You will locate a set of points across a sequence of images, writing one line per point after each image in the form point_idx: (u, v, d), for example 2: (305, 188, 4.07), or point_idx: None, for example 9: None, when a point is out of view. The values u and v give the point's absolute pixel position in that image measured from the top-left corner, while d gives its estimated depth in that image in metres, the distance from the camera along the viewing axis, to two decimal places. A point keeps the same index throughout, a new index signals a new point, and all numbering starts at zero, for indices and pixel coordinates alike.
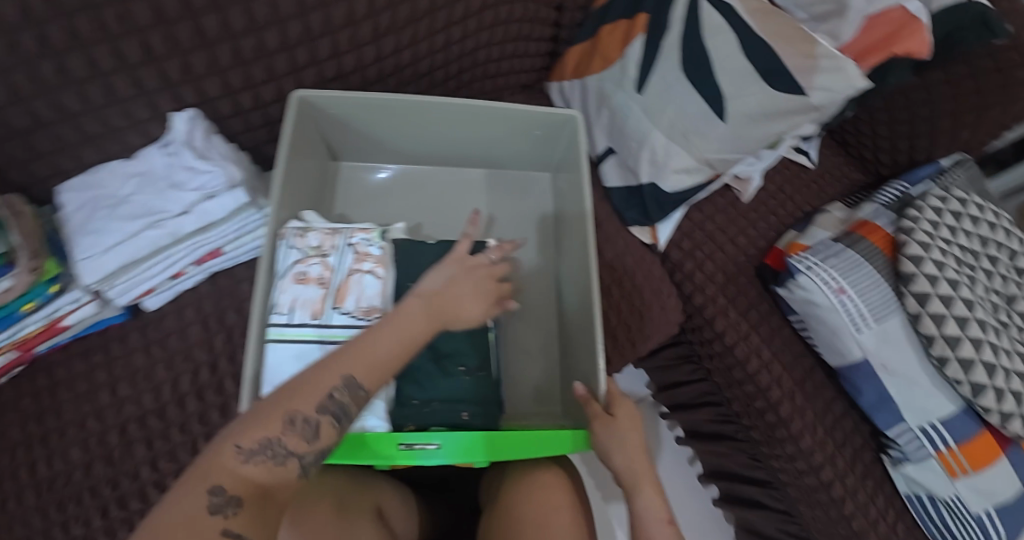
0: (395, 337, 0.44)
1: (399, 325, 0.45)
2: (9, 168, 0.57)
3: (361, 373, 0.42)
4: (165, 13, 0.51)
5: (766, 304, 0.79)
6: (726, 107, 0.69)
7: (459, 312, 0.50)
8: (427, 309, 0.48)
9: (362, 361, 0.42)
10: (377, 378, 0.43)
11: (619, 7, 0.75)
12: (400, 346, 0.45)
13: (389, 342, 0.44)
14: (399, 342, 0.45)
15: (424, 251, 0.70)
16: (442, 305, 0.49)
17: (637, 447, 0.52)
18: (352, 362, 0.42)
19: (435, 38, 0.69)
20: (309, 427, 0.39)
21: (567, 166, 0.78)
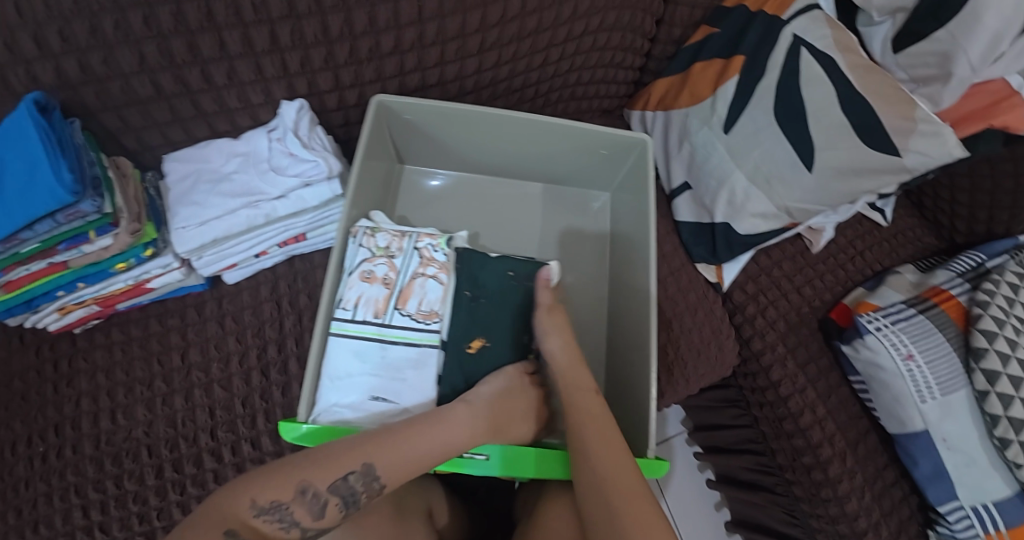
0: (425, 444, 0.47)
1: (423, 435, 0.48)
2: (125, 133, 0.60)
3: (387, 471, 0.45)
4: (297, 8, 0.54)
5: (826, 359, 0.77)
6: (814, 158, 0.68)
7: (507, 428, 0.54)
8: (478, 413, 0.51)
9: (387, 462, 0.45)
10: (395, 478, 0.45)
11: (715, 46, 0.76)
12: (429, 457, 0.47)
13: (418, 446, 0.47)
14: (424, 452, 0.47)
15: (487, 267, 0.62)
16: (460, 418, 0.50)
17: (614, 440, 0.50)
18: (383, 455, 0.45)
19: (534, 57, 0.71)
20: (331, 496, 0.42)
21: (631, 190, 0.72)
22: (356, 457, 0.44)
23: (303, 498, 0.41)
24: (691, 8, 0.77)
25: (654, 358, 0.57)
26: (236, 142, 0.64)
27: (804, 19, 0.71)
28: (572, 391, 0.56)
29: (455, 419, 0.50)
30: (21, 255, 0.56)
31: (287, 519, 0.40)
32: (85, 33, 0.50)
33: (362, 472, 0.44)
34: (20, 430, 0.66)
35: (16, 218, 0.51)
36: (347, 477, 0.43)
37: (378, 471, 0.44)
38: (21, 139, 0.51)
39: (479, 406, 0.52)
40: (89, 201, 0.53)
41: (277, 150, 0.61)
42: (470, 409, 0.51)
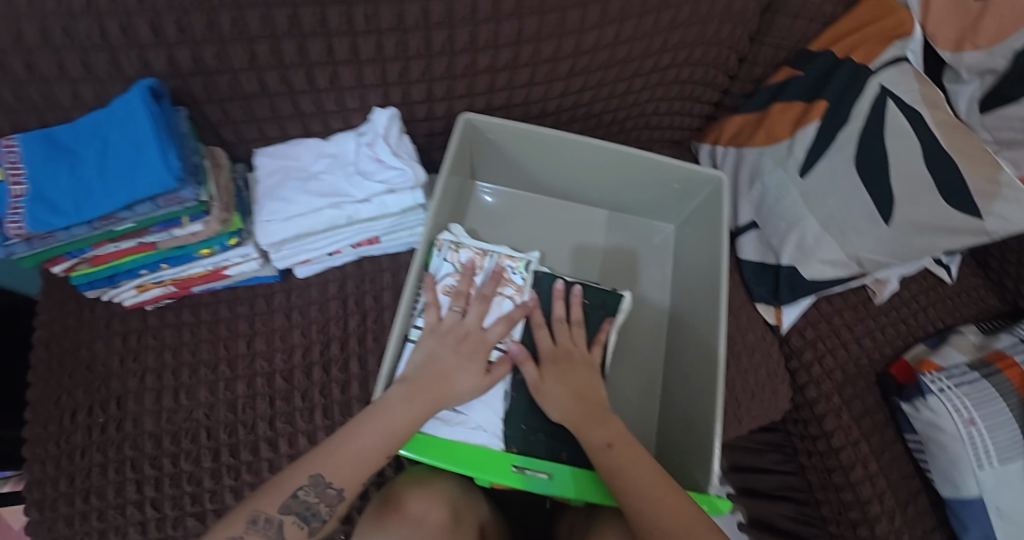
0: (389, 423, 0.48)
1: (399, 410, 0.49)
2: (224, 125, 0.62)
3: (342, 470, 0.46)
4: (405, 21, 0.56)
5: (881, 414, 0.76)
6: (892, 211, 0.68)
7: (448, 386, 0.53)
8: (409, 393, 0.51)
9: (363, 454, 0.47)
10: (349, 477, 0.46)
11: (796, 88, 0.76)
12: (397, 439, 0.48)
13: (385, 427, 0.48)
14: (398, 432, 0.49)
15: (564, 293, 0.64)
16: (436, 389, 0.52)
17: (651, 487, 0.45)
18: (339, 456, 0.47)
19: (618, 85, 0.72)
20: (334, 496, 0.46)
21: (702, 228, 0.70)
22: (330, 472, 0.46)
23: (293, 513, 0.45)
24: (775, 49, 0.77)
25: (721, 394, 0.56)
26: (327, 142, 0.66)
27: (894, 71, 0.70)
28: (584, 442, 0.51)
29: (423, 389, 0.52)
30: (115, 233, 0.57)
31: (292, 524, 0.44)
32: (204, 26, 0.53)
33: (343, 481, 0.46)
34: (83, 398, 0.69)
35: (121, 197, 0.53)
36: (335, 488, 0.46)
37: (349, 480, 0.46)
38: (133, 122, 0.54)
39: (409, 385, 0.52)
40: (190, 188, 0.55)
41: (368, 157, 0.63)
42: (444, 385, 0.53)
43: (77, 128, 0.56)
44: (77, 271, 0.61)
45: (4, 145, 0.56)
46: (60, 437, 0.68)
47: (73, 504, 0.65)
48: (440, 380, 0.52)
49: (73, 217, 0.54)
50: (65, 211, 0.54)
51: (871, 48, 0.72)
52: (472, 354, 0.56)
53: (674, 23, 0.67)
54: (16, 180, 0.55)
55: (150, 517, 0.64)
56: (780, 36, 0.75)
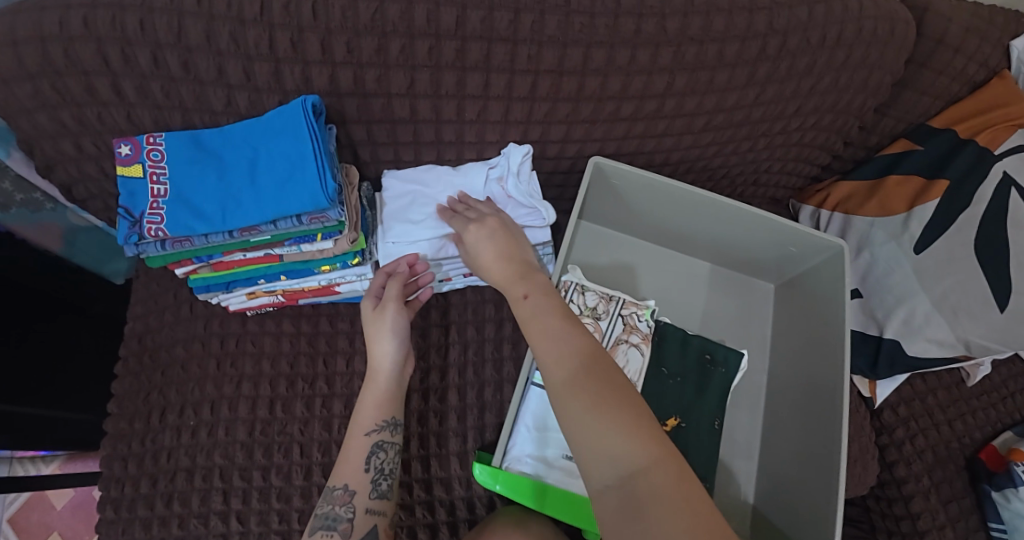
0: (366, 405, 0.54)
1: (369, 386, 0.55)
2: (364, 145, 0.62)
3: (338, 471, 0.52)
4: (565, 65, 0.57)
5: (968, 500, 0.75)
6: (1009, 300, 0.68)
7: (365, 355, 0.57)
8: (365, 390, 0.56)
9: (352, 450, 0.53)
10: (342, 470, 0.52)
11: (915, 161, 0.75)
12: (374, 411, 0.54)
13: (365, 412, 0.54)
14: (375, 406, 0.54)
15: (686, 347, 0.63)
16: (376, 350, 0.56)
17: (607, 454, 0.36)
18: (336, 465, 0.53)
19: (742, 142, 0.72)
20: (347, 492, 0.51)
21: (818, 294, 0.69)
22: (337, 472, 0.52)
23: (319, 526, 0.49)
24: (896, 121, 0.76)
25: (843, 464, 0.55)
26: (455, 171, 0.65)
27: (1016, 159, 0.71)
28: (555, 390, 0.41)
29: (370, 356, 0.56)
30: (248, 244, 0.57)
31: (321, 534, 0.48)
32: (372, 50, 0.53)
33: (347, 475, 0.52)
34: (174, 398, 0.68)
35: (270, 212, 0.53)
36: (342, 484, 0.51)
37: (351, 466, 0.52)
38: (290, 139, 0.54)
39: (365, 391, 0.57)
40: (336, 210, 0.55)
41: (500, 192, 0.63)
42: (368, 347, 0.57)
43: (226, 133, 0.56)
44: (197, 274, 0.61)
45: (148, 139, 0.56)
46: (146, 435, 0.66)
47: (152, 508, 0.63)
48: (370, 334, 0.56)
49: (217, 226, 0.53)
50: (209, 219, 0.53)
51: (996, 132, 0.72)
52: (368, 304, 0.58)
53: (811, 90, 0.67)
54: (157, 179, 0.55)
55: (233, 530, 0.63)
56: (904, 110, 0.75)
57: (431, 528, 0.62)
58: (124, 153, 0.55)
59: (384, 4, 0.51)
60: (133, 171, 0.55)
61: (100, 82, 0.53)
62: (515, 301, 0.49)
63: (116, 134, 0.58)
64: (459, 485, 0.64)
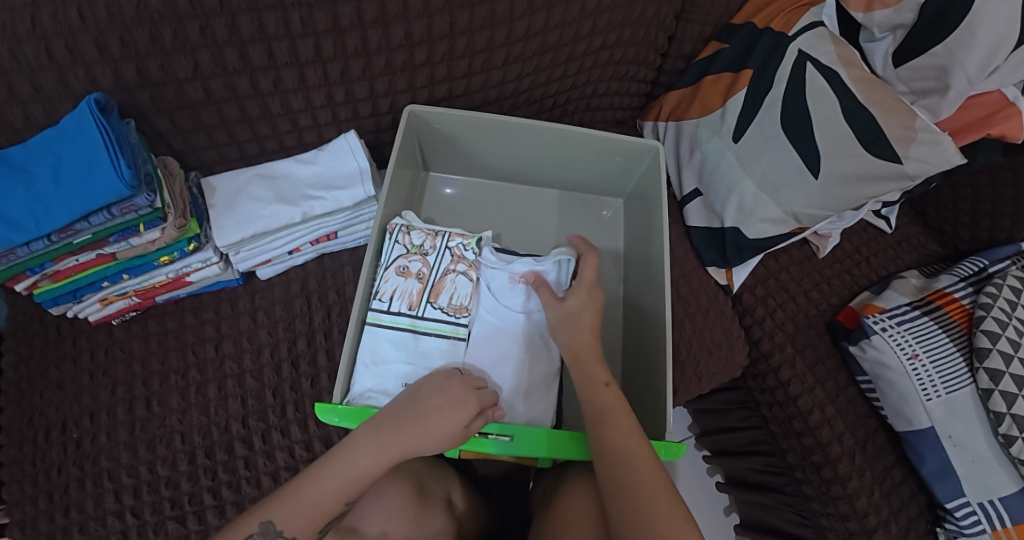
0: (365, 458, 0.47)
1: (363, 451, 0.48)
2: (174, 135, 0.65)
3: (284, 520, 0.45)
4: (341, 22, 0.60)
5: (834, 360, 0.80)
6: (819, 165, 0.72)
7: (409, 438, 0.49)
8: (381, 443, 0.48)
9: (321, 500, 0.46)
10: (295, 523, 0.45)
11: (724, 59, 0.80)
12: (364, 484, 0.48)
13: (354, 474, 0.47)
14: (350, 488, 0.47)
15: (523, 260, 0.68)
16: (408, 442, 0.49)
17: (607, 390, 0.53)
18: (288, 507, 0.45)
19: (554, 69, 0.76)
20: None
21: (646, 197, 0.74)
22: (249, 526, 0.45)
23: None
24: (701, 25, 0.81)
25: (668, 340, 0.62)
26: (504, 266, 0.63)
27: (808, 36, 0.74)
28: (585, 379, 0.54)
29: (394, 431, 0.49)
30: (74, 246, 0.60)
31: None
32: (145, 40, 0.55)
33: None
34: (56, 416, 0.69)
35: (75, 208, 0.55)
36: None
37: (289, 526, 0.45)
38: (82, 137, 0.56)
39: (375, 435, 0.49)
40: (144, 196, 0.57)
41: (329, 153, 0.69)
42: (425, 426, 0.49)
43: (30, 145, 0.58)
44: (40, 287, 0.63)
45: None
46: (36, 457, 0.68)
47: (53, 521, 0.65)
48: (419, 425, 0.49)
49: (31, 231, 0.56)
50: (25, 227, 0.56)
51: (787, 17, 0.77)
52: (460, 411, 0.51)
53: (600, 7, 0.71)
54: None
55: (130, 526, 0.64)
56: (704, 13, 0.79)
57: None
58: None
59: None
60: None
61: None
62: (596, 381, 0.54)
63: None
64: (336, 437, 0.67)
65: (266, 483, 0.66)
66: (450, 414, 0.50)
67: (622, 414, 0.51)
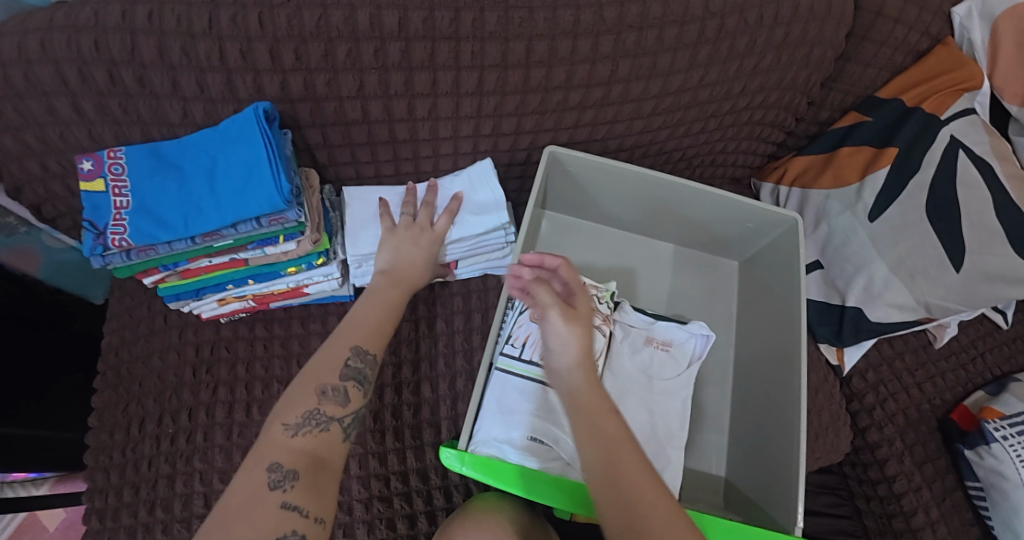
0: (398, 284, 0.58)
1: (384, 286, 0.57)
2: (319, 149, 0.64)
3: (364, 339, 0.51)
4: (508, 59, 0.59)
5: (943, 461, 0.76)
6: (963, 260, 0.69)
7: (418, 271, 0.60)
8: (400, 281, 0.58)
9: (366, 325, 0.52)
10: (373, 337, 0.52)
11: (866, 132, 0.77)
12: (399, 306, 0.56)
13: (386, 309, 0.55)
14: (387, 312, 0.55)
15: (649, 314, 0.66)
16: (412, 274, 0.60)
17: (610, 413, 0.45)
18: (353, 334, 0.51)
19: (694, 125, 0.74)
20: (339, 398, 0.47)
21: (775, 265, 0.72)
22: (341, 351, 0.49)
23: (352, 375, 0.48)
24: (845, 95, 0.78)
25: (802, 426, 0.58)
26: (638, 327, 0.63)
27: (962, 123, 0.73)
28: (593, 400, 0.45)
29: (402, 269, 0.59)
30: (211, 249, 0.59)
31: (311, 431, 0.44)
32: (319, 55, 0.55)
33: (335, 377, 0.48)
34: (153, 408, 0.69)
35: (227, 216, 0.54)
36: (333, 386, 0.47)
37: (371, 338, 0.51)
38: (243, 145, 0.55)
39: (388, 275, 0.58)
40: (294, 211, 0.56)
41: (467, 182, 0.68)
42: (418, 258, 0.61)
43: (184, 142, 0.58)
44: (166, 282, 0.62)
45: (109, 154, 0.57)
46: (127, 446, 0.67)
47: (136, 516, 0.64)
48: (410, 258, 0.60)
49: (179, 232, 0.55)
50: (172, 226, 0.55)
51: (941, 99, 0.73)
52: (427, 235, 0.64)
53: (755, 69, 0.69)
54: (120, 191, 0.56)
55: None
56: (851, 84, 0.77)
57: (409, 519, 0.64)
58: (86, 168, 0.56)
59: (329, 11, 0.52)
60: (96, 186, 0.56)
61: (60, 103, 0.55)
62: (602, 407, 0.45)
63: (79, 152, 0.60)
64: (435, 472, 0.66)
65: (358, 510, 0.63)
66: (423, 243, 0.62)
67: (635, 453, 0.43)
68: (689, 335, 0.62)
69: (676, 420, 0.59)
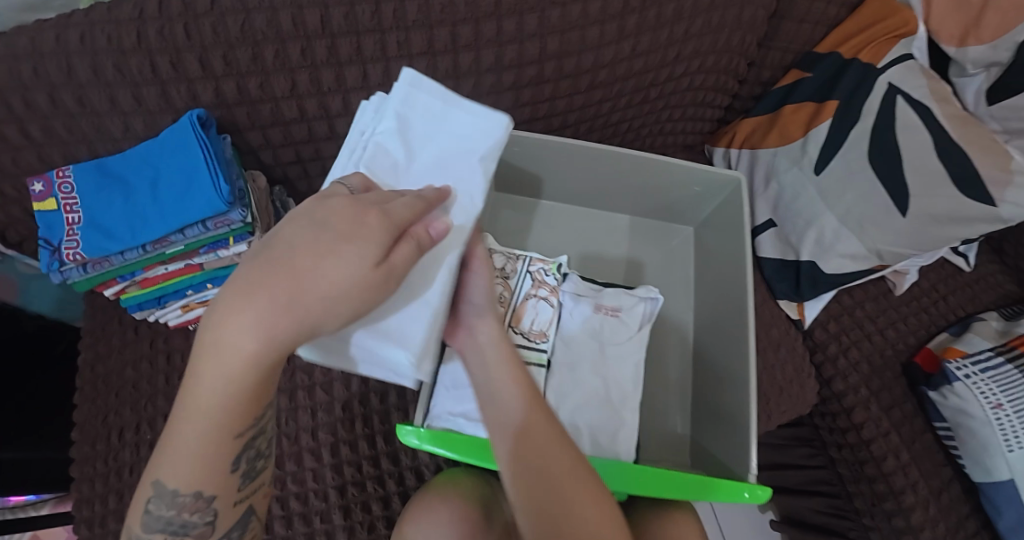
0: (213, 359, 0.31)
1: (202, 371, 0.31)
2: (264, 149, 0.67)
3: (174, 481, 0.34)
4: (435, 45, 0.60)
5: (910, 405, 0.77)
6: (908, 203, 0.70)
7: (281, 320, 0.30)
8: (218, 356, 0.31)
9: (180, 448, 0.33)
10: (189, 474, 0.34)
11: (806, 89, 0.78)
12: (237, 406, 0.33)
13: (201, 420, 0.33)
14: (216, 420, 0.33)
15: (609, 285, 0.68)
16: (255, 337, 0.30)
17: (544, 448, 0.45)
18: (166, 473, 0.34)
19: (634, 95, 0.76)
20: None
21: (723, 225, 0.73)
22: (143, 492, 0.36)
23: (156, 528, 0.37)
24: (782, 52, 0.79)
25: (752, 375, 0.59)
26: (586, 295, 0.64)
27: (899, 68, 0.73)
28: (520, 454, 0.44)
29: (223, 330, 0.30)
30: (165, 256, 0.61)
31: None
32: (248, 59, 0.56)
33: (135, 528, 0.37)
34: (130, 417, 0.71)
35: (172, 222, 0.56)
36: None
37: (176, 482, 0.34)
38: (183, 151, 0.57)
39: (213, 343, 0.31)
40: (238, 211, 0.58)
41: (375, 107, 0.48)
42: (291, 285, 0.31)
43: (129, 156, 0.59)
44: (127, 293, 0.64)
45: (58, 174, 0.59)
46: (108, 455, 0.69)
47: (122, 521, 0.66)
48: (254, 300, 0.30)
49: (129, 242, 0.56)
50: (121, 237, 0.56)
51: (878, 47, 0.73)
52: (352, 224, 0.34)
53: (687, 35, 0.69)
54: (71, 208, 0.58)
55: None
56: (787, 41, 0.78)
57: (383, 500, 0.66)
58: (38, 190, 0.58)
59: (251, 14, 0.53)
60: (48, 205, 0.58)
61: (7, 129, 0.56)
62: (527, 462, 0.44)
63: (31, 174, 0.62)
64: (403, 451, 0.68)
65: (332, 497, 0.65)
66: (317, 271, 0.31)
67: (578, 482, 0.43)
68: (639, 299, 0.64)
69: (629, 383, 0.61)
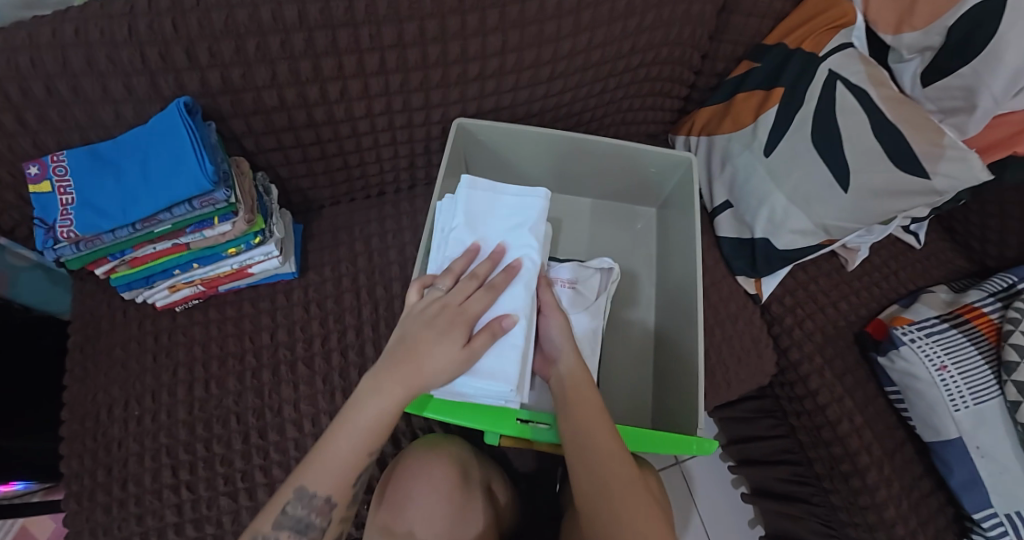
0: (371, 398, 0.51)
1: (368, 402, 0.51)
2: (247, 136, 0.72)
3: (320, 484, 0.51)
4: (404, 38, 0.65)
5: (863, 371, 0.81)
6: (849, 179, 0.74)
7: (423, 370, 0.50)
8: (383, 392, 0.51)
9: (330, 453, 0.52)
10: (326, 480, 0.51)
11: (756, 78, 0.83)
12: (379, 428, 0.52)
13: (346, 438, 0.52)
14: (363, 437, 0.52)
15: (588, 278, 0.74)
16: (413, 381, 0.51)
17: (590, 424, 0.54)
18: (311, 476, 0.51)
19: (594, 85, 0.81)
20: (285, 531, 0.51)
21: (678, 205, 0.78)
22: (283, 496, 0.51)
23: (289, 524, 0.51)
24: (733, 45, 0.85)
25: (700, 336, 0.64)
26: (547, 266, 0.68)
27: (838, 56, 0.77)
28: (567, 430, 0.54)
29: (387, 376, 0.51)
30: (154, 234, 0.65)
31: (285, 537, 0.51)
32: (231, 51, 0.61)
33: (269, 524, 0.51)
34: (119, 394, 0.74)
35: (160, 200, 0.60)
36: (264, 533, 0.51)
37: (317, 487, 0.51)
38: (170, 136, 0.62)
39: (381, 388, 0.51)
40: (222, 191, 0.62)
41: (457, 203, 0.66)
42: (414, 364, 0.50)
43: (120, 142, 0.64)
44: (117, 272, 0.69)
45: (52, 159, 0.63)
46: (97, 431, 0.72)
47: (110, 493, 0.69)
48: (407, 363, 0.51)
49: (120, 219, 0.61)
50: (112, 215, 0.61)
51: (818, 37, 0.79)
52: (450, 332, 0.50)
53: (640, 28, 0.75)
54: (64, 190, 0.62)
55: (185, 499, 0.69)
56: (737, 34, 0.84)
57: None
58: (34, 173, 0.63)
59: (234, 9, 0.58)
60: (43, 187, 0.63)
61: (6, 118, 0.61)
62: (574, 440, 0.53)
63: (27, 161, 0.67)
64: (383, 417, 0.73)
65: None
66: (433, 362, 0.50)
67: (608, 446, 0.53)
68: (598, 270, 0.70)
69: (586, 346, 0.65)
